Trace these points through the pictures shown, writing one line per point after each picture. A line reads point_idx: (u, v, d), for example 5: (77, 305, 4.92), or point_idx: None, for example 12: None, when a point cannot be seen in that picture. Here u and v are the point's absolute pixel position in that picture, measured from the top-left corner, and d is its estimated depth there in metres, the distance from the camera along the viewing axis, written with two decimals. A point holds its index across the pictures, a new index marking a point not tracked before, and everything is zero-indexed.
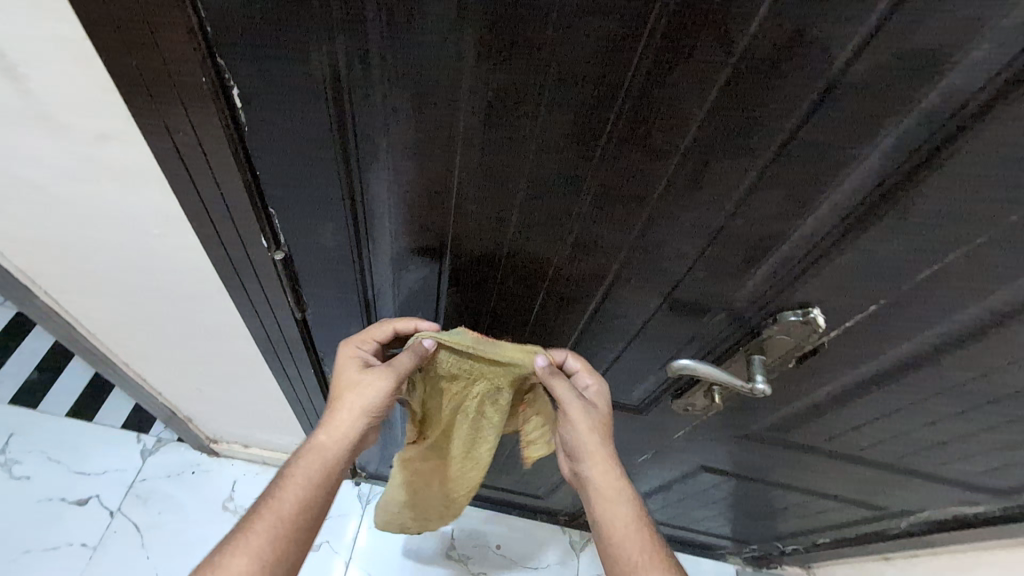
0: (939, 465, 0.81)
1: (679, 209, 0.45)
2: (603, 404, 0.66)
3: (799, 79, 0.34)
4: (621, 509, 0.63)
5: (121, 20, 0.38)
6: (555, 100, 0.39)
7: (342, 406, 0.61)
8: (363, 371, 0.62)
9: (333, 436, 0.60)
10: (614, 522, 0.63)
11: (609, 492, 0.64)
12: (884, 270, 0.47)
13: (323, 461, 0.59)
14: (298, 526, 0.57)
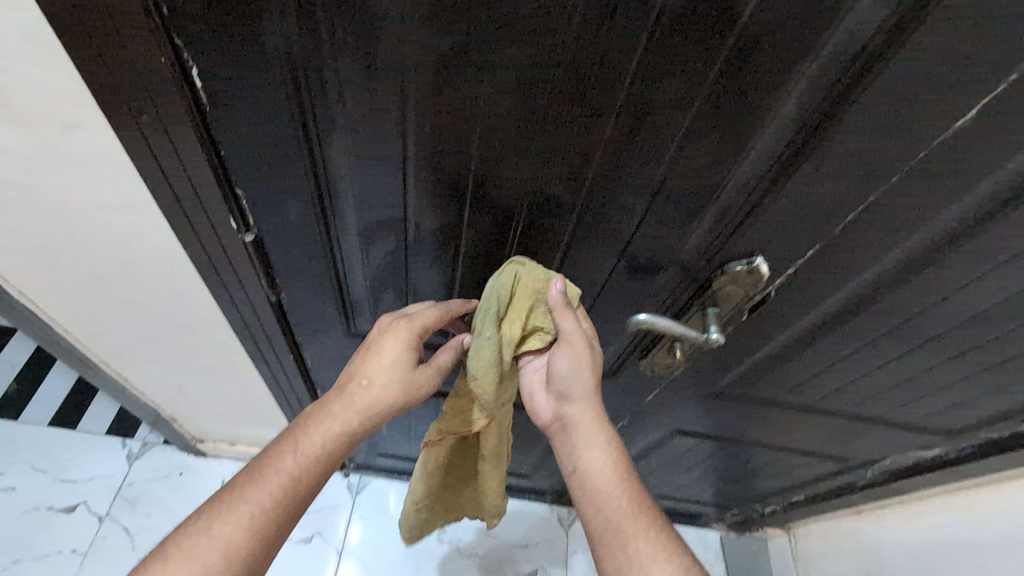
0: (893, 409, 0.86)
1: (622, 165, 0.49)
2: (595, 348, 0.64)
3: (713, 31, 0.38)
4: (601, 455, 0.63)
5: (78, 5, 0.40)
6: (497, 63, 0.42)
7: (369, 389, 0.61)
8: (402, 360, 0.62)
9: (348, 414, 0.60)
10: (598, 473, 0.62)
11: (591, 443, 0.63)
12: (814, 213, 0.50)
13: (332, 438, 0.59)
14: (297, 502, 0.56)
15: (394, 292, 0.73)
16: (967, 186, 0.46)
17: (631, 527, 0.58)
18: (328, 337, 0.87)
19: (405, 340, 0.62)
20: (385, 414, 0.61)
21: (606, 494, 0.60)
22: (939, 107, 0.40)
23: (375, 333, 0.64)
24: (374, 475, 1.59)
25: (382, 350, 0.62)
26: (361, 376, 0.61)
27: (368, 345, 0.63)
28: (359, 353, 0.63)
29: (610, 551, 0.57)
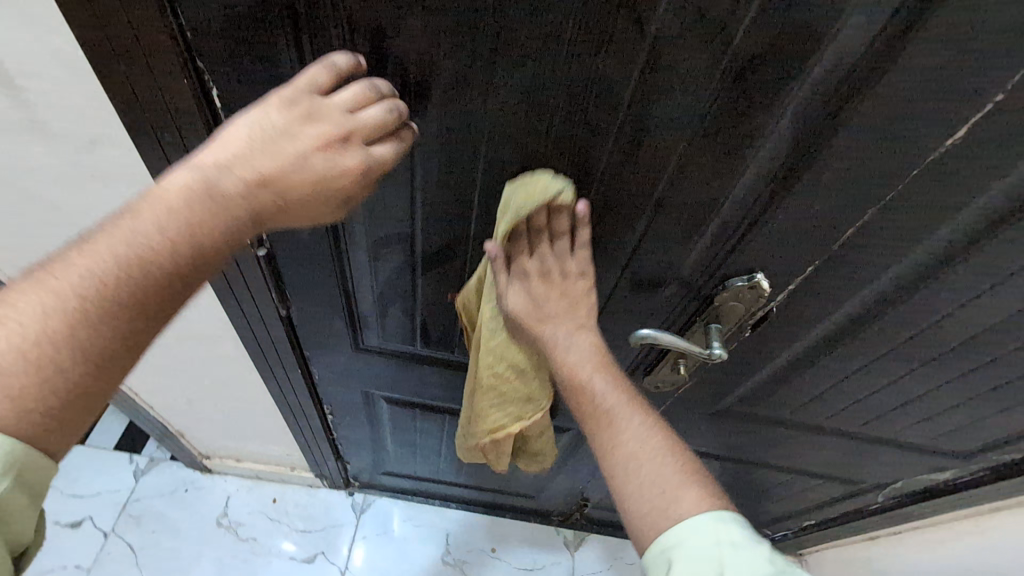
0: (901, 429, 0.85)
1: (622, 180, 0.50)
2: (559, 285, 0.59)
3: (706, 53, 0.39)
4: (579, 344, 0.61)
5: (109, 29, 0.43)
6: (502, 83, 0.44)
7: (284, 175, 0.42)
8: (325, 156, 0.43)
9: (250, 187, 0.41)
10: (579, 370, 0.60)
11: (572, 331, 0.61)
12: (811, 230, 0.52)
13: (220, 210, 0.41)
14: (165, 275, 0.39)
15: (401, 307, 0.75)
16: (964, 203, 0.46)
17: (625, 420, 0.57)
18: (336, 350, 0.88)
19: (328, 154, 0.43)
20: (304, 204, 0.44)
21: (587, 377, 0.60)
22: (927, 128, 0.41)
23: (284, 110, 0.42)
24: (379, 494, 1.58)
25: (301, 138, 0.42)
26: (262, 183, 0.42)
27: (275, 131, 0.42)
28: (261, 134, 0.42)
29: (606, 445, 0.57)
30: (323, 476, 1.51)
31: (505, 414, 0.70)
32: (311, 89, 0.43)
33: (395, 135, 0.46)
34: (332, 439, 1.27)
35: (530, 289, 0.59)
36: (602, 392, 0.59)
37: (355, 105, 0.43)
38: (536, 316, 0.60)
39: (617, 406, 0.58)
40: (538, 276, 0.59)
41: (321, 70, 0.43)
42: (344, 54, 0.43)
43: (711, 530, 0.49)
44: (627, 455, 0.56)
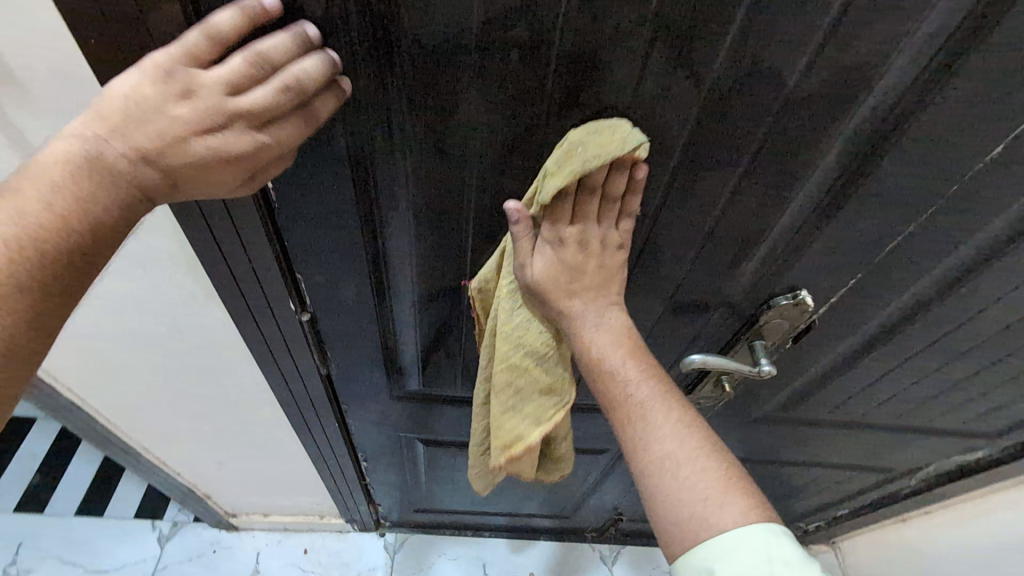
0: (936, 417, 0.87)
1: (672, 219, 0.51)
2: (599, 263, 0.52)
3: (760, 100, 0.41)
4: (608, 324, 0.53)
5: None
6: (555, 140, 0.45)
7: (168, 152, 0.36)
8: (205, 135, 0.36)
9: (138, 164, 0.36)
10: (604, 356, 0.52)
11: (606, 312, 0.53)
12: (854, 246, 0.53)
13: (108, 183, 0.35)
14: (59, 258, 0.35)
15: (443, 352, 0.75)
16: (1002, 210, 0.48)
17: (660, 413, 0.49)
18: (372, 400, 0.88)
19: (212, 137, 0.37)
20: (195, 178, 0.38)
21: (614, 362, 0.52)
22: (970, 148, 0.43)
23: (159, 82, 0.35)
24: (410, 533, 1.56)
25: (182, 117, 0.36)
26: (146, 161, 0.36)
27: (152, 107, 0.35)
28: (138, 108, 0.35)
29: (636, 444, 0.49)
30: (353, 521, 1.48)
31: (522, 418, 0.59)
32: (191, 61, 0.36)
33: (300, 111, 0.39)
34: (365, 485, 1.26)
35: (563, 258, 0.50)
36: (634, 380, 0.51)
37: (239, 86, 0.36)
38: (566, 290, 0.51)
39: (651, 397, 0.50)
40: (577, 245, 0.50)
41: (199, 38, 0.36)
42: (227, 11, 0.35)
43: (761, 544, 0.43)
44: (662, 455, 0.47)
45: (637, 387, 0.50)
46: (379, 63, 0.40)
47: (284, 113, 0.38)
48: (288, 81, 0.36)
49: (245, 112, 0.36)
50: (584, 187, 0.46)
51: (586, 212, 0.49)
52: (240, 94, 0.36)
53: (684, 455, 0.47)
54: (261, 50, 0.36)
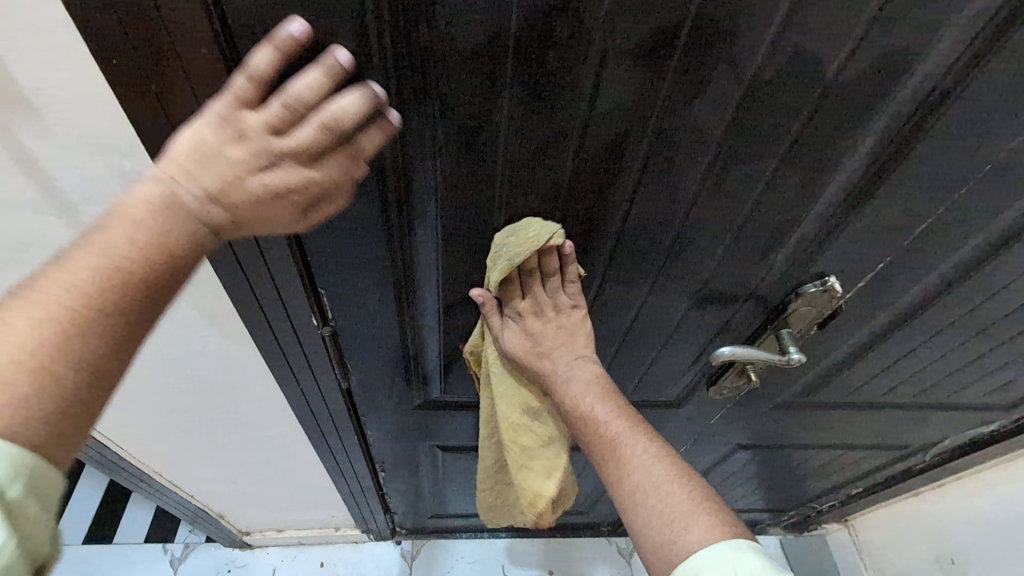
0: (953, 393, 0.88)
1: (704, 211, 0.51)
2: (559, 322, 0.59)
3: (800, 88, 0.40)
4: (576, 371, 0.58)
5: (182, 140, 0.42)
6: (591, 138, 0.44)
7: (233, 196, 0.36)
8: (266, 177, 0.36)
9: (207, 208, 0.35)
10: (577, 400, 0.56)
11: (572, 362, 0.58)
12: (885, 231, 0.53)
13: (179, 224, 0.34)
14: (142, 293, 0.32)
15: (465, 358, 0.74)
16: None
17: (629, 446, 0.52)
18: (392, 410, 0.86)
19: (272, 176, 0.36)
20: (261, 221, 0.38)
21: (586, 402, 0.56)
22: (1008, 128, 0.43)
23: (210, 127, 0.35)
24: (426, 539, 1.53)
25: (239, 162, 0.35)
26: (212, 202, 0.35)
27: (208, 152, 0.35)
28: (194, 155, 0.35)
29: (616, 475, 0.51)
30: (369, 531, 1.46)
31: (537, 474, 0.60)
32: (236, 103, 0.35)
33: (343, 146, 0.39)
34: (381, 494, 1.24)
35: (525, 327, 0.58)
36: (604, 420, 0.54)
37: (285, 126, 0.36)
38: (535, 352, 0.58)
39: (623, 432, 0.53)
40: (533, 314, 0.58)
41: (243, 81, 0.35)
42: (264, 51, 0.35)
43: (728, 563, 0.42)
44: (637, 485, 0.49)
45: (611, 423, 0.54)
46: (414, 72, 0.39)
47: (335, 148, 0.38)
48: (337, 119, 0.36)
49: (301, 152, 0.37)
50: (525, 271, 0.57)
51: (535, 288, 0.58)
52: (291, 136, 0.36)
53: (661, 483, 0.49)
54: (306, 91, 0.36)
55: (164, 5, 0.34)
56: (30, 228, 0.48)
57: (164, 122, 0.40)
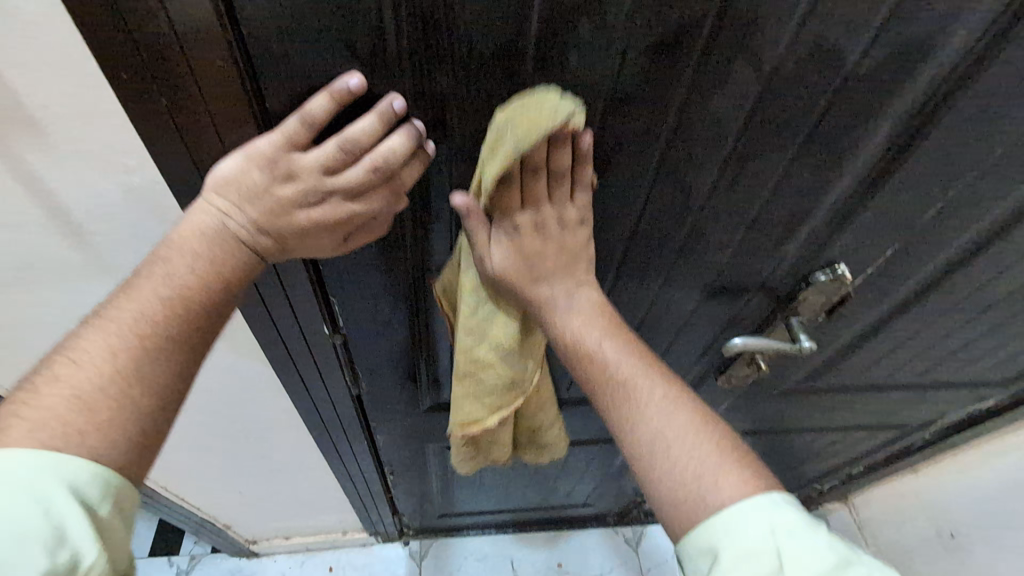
0: (954, 372, 0.89)
1: (720, 205, 0.51)
2: (564, 240, 0.49)
3: (817, 78, 0.40)
4: (578, 301, 0.51)
5: (192, 145, 0.41)
6: (608, 132, 0.44)
7: (282, 225, 0.42)
8: (310, 210, 0.42)
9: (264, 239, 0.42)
10: (582, 335, 0.49)
11: (573, 290, 0.51)
12: (894, 218, 0.53)
13: (239, 253, 0.42)
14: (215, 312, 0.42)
15: None
16: None
17: (645, 390, 0.46)
18: (401, 413, 0.86)
19: (316, 209, 0.42)
20: (302, 245, 0.44)
21: (593, 338, 0.49)
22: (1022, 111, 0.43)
23: (266, 169, 0.40)
24: (435, 538, 1.52)
25: (289, 195, 0.41)
26: (263, 231, 0.42)
27: (263, 191, 0.40)
28: (251, 192, 0.40)
29: (625, 423, 0.46)
30: (377, 533, 1.45)
31: (482, 405, 0.56)
32: (292, 146, 0.40)
33: (386, 183, 0.42)
34: (388, 496, 1.23)
35: (519, 245, 0.48)
36: (615, 360, 0.48)
37: (334, 168, 0.40)
38: (530, 276, 0.49)
39: (635, 373, 0.47)
40: (530, 229, 0.48)
41: (296, 125, 0.39)
42: (320, 97, 0.38)
43: (766, 518, 0.41)
44: (652, 435, 0.45)
45: (617, 360, 0.48)
46: (433, 79, 0.39)
47: (374, 187, 0.42)
48: (376, 161, 0.40)
49: (344, 190, 0.41)
50: (526, 170, 0.44)
51: (534, 194, 0.47)
52: (337, 176, 0.41)
53: (678, 431, 0.44)
54: (351, 134, 0.39)
55: (177, 24, 0.34)
56: (30, 247, 0.46)
57: (178, 140, 0.40)
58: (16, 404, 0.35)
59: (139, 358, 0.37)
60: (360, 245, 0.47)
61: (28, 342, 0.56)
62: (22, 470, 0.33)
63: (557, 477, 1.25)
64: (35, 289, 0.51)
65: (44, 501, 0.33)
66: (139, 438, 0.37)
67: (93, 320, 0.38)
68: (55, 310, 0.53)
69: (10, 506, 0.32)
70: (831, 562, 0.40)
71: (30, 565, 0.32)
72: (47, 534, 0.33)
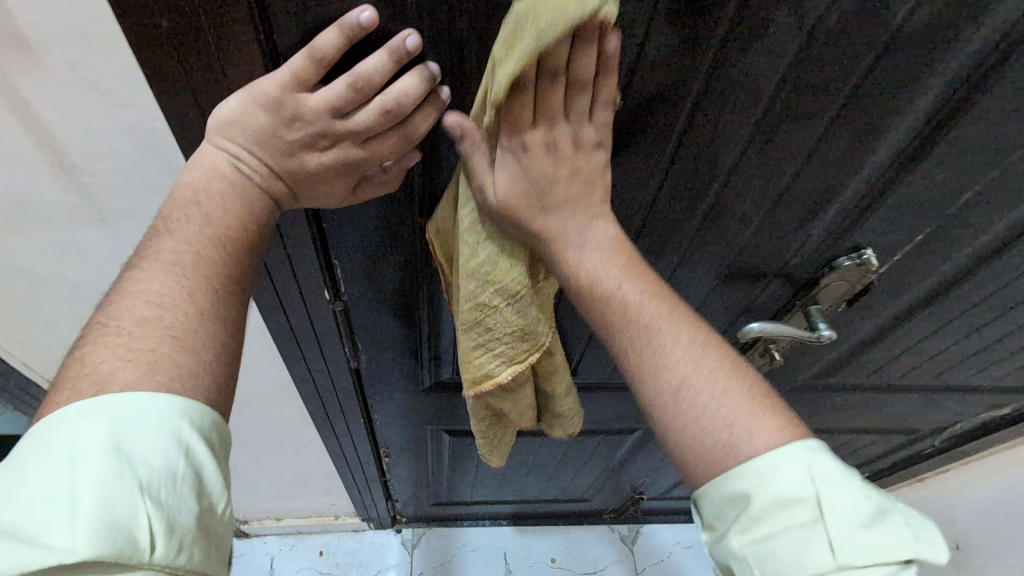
0: (971, 375, 0.87)
1: (747, 175, 0.49)
2: (590, 166, 0.43)
3: (860, 36, 0.38)
4: (597, 232, 0.46)
5: (195, 81, 0.38)
6: (634, 88, 0.42)
7: (291, 168, 0.40)
8: (321, 153, 0.40)
9: (273, 182, 0.41)
10: (600, 278, 0.44)
11: (590, 226, 0.45)
12: (930, 200, 0.51)
13: (249, 198, 0.40)
14: (241, 261, 0.39)
15: None
16: None
17: (668, 335, 0.43)
18: (401, 392, 0.83)
19: (326, 153, 0.40)
20: (314, 189, 0.42)
21: (614, 276, 0.44)
22: None
23: (271, 112, 0.37)
24: (428, 526, 1.49)
25: (296, 138, 0.39)
26: (274, 175, 0.40)
27: (269, 133, 0.38)
28: (257, 135, 0.38)
29: (651, 363, 0.43)
30: (370, 519, 1.42)
31: (495, 358, 0.51)
32: (298, 85, 0.37)
33: (398, 129, 0.40)
34: (383, 481, 1.20)
35: (529, 173, 0.43)
36: (636, 301, 0.44)
37: (344, 109, 0.38)
38: (537, 205, 0.44)
39: (657, 316, 0.43)
40: (543, 156, 0.42)
41: (303, 61, 0.36)
42: (329, 32, 0.35)
43: (801, 464, 0.38)
44: (677, 381, 0.42)
45: (640, 302, 0.44)
46: (454, 21, 0.37)
47: (385, 133, 0.40)
48: (386, 103, 0.37)
49: (355, 134, 0.39)
50: (547, 73, 0.37)
51: (551, 114, 0.40)
52: (347, 120, 0.38)
53: (704, 374, 0.41)
54: (361, 74, 0.36)
55: None
56: (24, 186, 0.45)
57: (180, 75, 0.38)
58: (86, 348, 0.33)
59: (206, 297, 0.36)
60: (372, 194, 0.45)
61: (19, 287, 0.55)
62: (158, 417, 0.31)
63: (555, 469, 1.22)
64: (31, 233, 0.49)
65: (186, 445, 0.32)
66: (222, 380, 0.36)
67: (143, 260, 0.36)
68: (48, 256, 0.51)
69: (153, 452, 0.31)
70: (869, 507, 0.38)
71: (187, 508, 0.31)
72: (192, 480, 0.32)
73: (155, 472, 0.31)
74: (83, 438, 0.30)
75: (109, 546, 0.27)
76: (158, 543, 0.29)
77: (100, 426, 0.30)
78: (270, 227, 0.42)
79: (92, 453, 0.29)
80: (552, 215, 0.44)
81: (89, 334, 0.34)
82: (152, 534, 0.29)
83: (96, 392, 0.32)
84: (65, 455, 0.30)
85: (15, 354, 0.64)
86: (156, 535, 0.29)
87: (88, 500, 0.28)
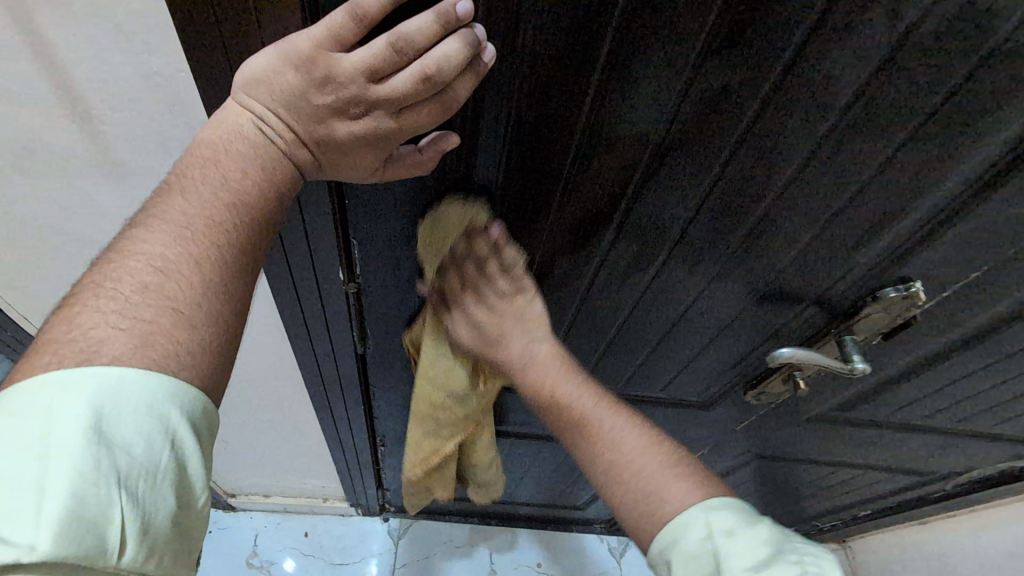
0: (996, 424, 0.83)
1: (804, 191, 0.46)
2: (519, 304, 0.57)
3: (953, 51, 0.34)
4: (539, 350, 0.57)
5: (226, 30, 0.35)
6: (691, 84, 0.39)
7: (318, 135, 0.37)
8: (352, 121, 0.37)
9: (299, 151, 0.38)
10: (545, 383, 0.56)
11: (531, 344, 0.57)
12: (994, 237, 0.47)
13: (266, 164, 0.37)
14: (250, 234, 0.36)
15: None
16: None
17: (604, 427, 0.53)
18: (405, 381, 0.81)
19: (358, 123, 0.37)
20: (343, 163, 0.40)
21: (556, 381, 0.56)
22: None
23: (302, 70, 0.34)
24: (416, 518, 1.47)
25: (326, 101, 0.36)
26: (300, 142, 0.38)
27: (298, 94, 0.35)
28: (286, 96, 0.36)
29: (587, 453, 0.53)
30: (358, 505, 1.40)
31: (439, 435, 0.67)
32: (334, 44, 0.34)
33: (437, 98, 0.37)
34: (376, 469, 1.18)
35: (469, 318, 0.57)
36: (571, 400, 0.55)
37: (379, 72, 0.35)
38: (483, 343, 0.58)
39: (592, 407, 0.54)
40: (476, 303, 0.57)
41: (343, 18, 0.33)
42: None
43: (701, 525, 0.45)
44: (609, 462, 0.51)
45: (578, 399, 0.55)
46: None
47: (422, 101, 0.37)
48: (426, 66, 0.34)
49: (387, 99, 0.36)
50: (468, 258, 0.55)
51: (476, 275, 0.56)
52: (382, 84, 0.35)
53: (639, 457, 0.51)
54: (403, 36, 0.33)
55: None
56: (36, 127, 0.42)
57: (210, 24, 0.35)
58: (107, 315, 0.31)
59: (215, 266, 0.34)
60: (402, 172, 0.42)
61: (21, 233, 0.52)
62: (146, 402, 0.29)
63: (552, 474, 1.20)
64: (39, 180, 0.46)
65: (173, 435, 0.30)
66: None
67: (167, 222, 0.34)
68: (54, 203, 0.49)
69: (135, 441, 0.29)
70: (767, 552, 0.43)
71: (163, 502, 0.30)
72: (174, 471, 0.30)
73: (135, 463, 0.29)
74: (59, 418, 0.28)
75: (73, 548, 0.26)
76: (127, 546, 0.28)
77: (81, 404, 0.28)
78: (285, 201, 0.38)
79: (68, 434, 0.27)
80: (496, 345, 0.57)
81: (82, 293, 0.31)
82: (122, 535, 0.28)
83: (80, 362, 0.29)
84: (37, 435, 0.28)
85: (14, 303, 0.62)
86: (125, 539, 0.28)
87: (58, 489, 0.26)
